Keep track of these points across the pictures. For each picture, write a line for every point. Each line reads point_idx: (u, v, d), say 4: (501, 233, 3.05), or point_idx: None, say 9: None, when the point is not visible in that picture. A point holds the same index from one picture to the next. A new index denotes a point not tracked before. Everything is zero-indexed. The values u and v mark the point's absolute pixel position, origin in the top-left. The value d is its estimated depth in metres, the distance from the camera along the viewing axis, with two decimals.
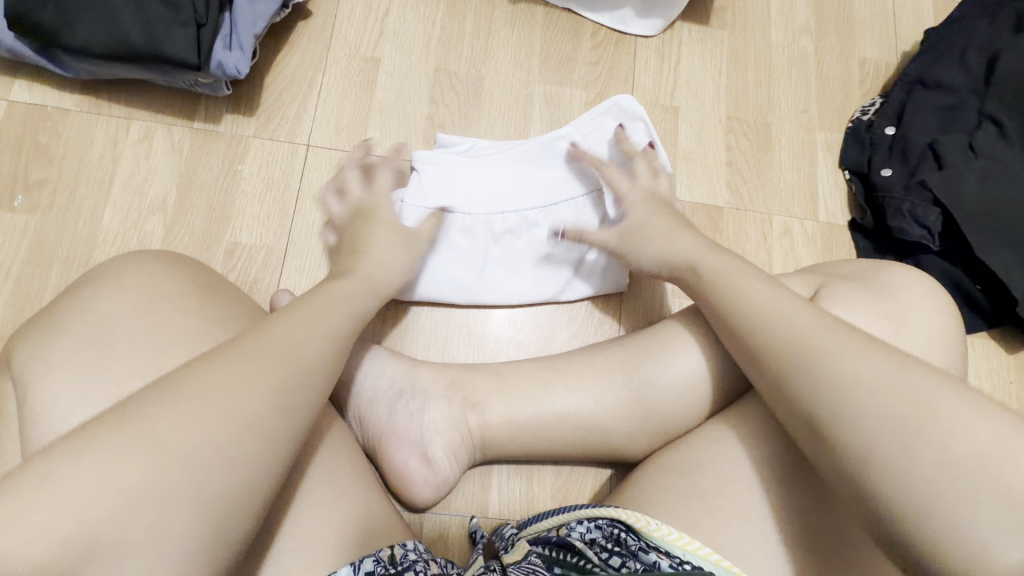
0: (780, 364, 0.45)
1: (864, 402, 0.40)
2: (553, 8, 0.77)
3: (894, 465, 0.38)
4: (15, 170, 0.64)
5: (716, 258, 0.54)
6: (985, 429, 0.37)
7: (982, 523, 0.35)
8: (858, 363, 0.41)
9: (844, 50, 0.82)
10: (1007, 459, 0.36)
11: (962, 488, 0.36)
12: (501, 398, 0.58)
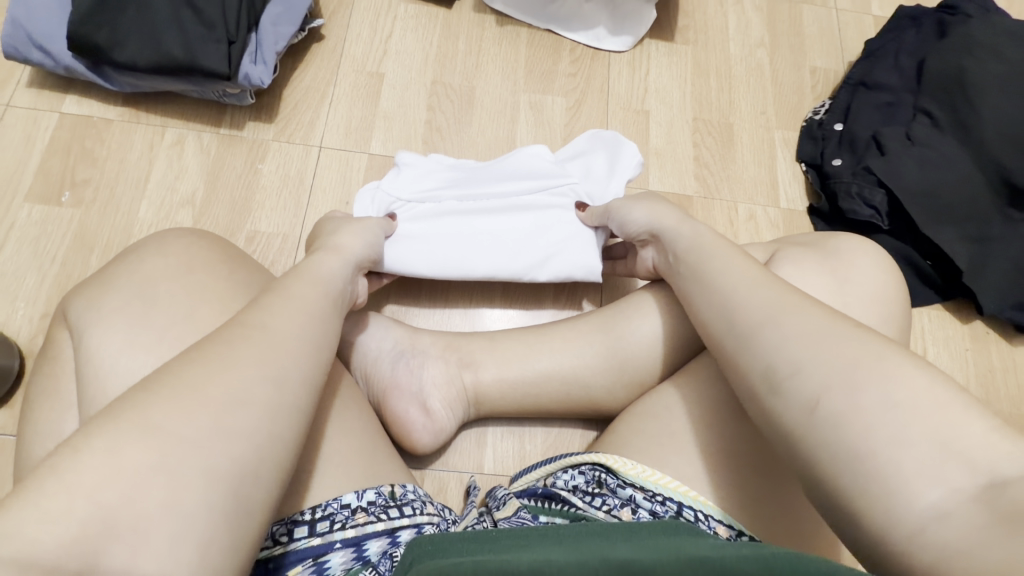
0: (742, 320, 0.45)
1: (808, 347, 0.40)
2: (536, 29, 0.88)
3: (832, 408, 0.37)
4: (63, 170, 0.72)
5: (687, 233, 0.56)
6: (919, 378, 0.37)
7: (907, 462, 0.34)
8: (806, 314, 0.42)
9: (796, 61, 0.93)
10: (935, 404, 0.35)
11: (887, 429, 0.35)
12: (493, 357, 0.64)
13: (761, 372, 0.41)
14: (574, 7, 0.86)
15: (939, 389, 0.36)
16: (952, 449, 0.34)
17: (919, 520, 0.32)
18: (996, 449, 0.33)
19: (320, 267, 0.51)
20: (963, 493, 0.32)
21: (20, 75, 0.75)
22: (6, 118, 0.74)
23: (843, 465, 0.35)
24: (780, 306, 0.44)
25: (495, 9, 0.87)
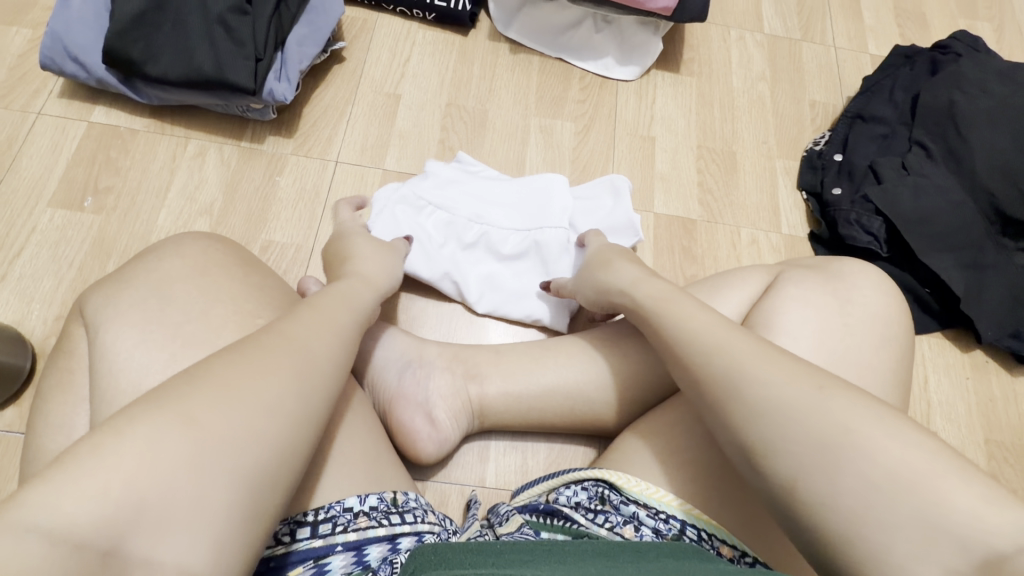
0: (711, 392, 0.44)
1: (781, 423, 0.40)
2: (547, 57, 0.92)
3: (822, 494, 0.38)
4: (87, 177, 0.74)
5: (630, 300, 0.57)
6: (893, 446, 0.37)
7: (900, 548, 0.35)
8: (770, 381, 0.42)
9: (796, 95, 0.96)
10: (914, 475, 0.36)
11: (878, 515, 0.36)
12: (498, 371, 0.65)
13: (741, 448, 0.42)
14: (585, 38, 0.90)
15: (916, 455, 0.37)
16: (938, 523, 0.34)
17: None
18: (984, 519, 0.34)
19: (349, 295, 0.52)
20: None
21: (53, 86, 0.78)
22: (36, 125, 0.76)
23: (837, 550, 0.36)
24: (735, 373, 0.43)
25: (508, 38, 0.91)
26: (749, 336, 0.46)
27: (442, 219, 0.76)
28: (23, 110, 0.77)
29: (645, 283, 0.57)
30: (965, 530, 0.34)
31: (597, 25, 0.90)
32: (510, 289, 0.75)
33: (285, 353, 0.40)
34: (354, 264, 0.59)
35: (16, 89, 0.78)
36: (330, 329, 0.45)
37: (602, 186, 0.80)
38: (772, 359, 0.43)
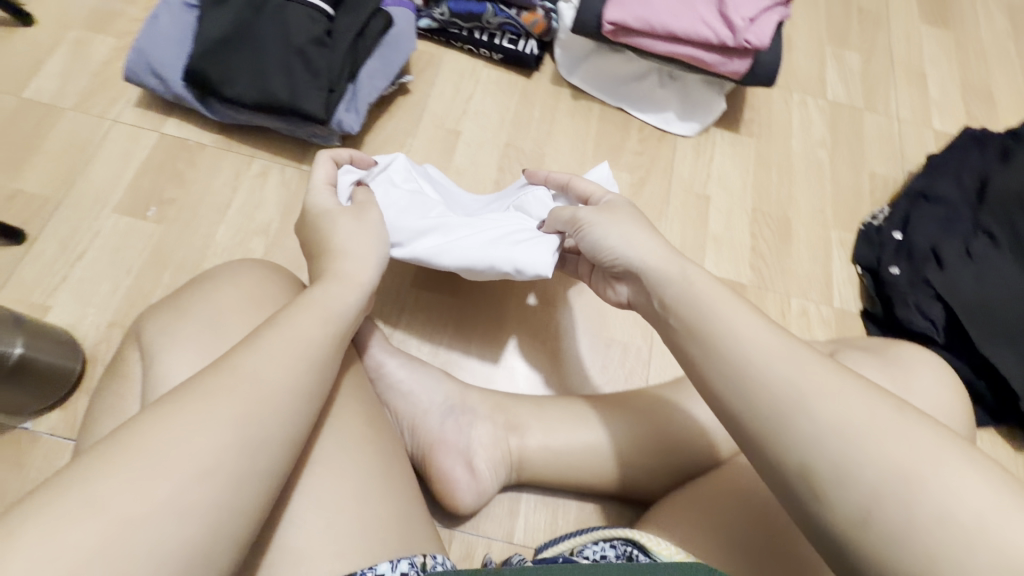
0: (766, 411, 0.39)
1: (849, 445, 0.36)
2: (608, 105, 0.92)
3: (891, 519, 0.34)
4: (153, 187, 0.76)
5: (669, 273, 0.48)
6: (973, 479, 0.34)
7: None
8: (839, 402, 0.37)
9: (855, 164, 0.95)
10: (994, 510, 0.33)
11: (951, 548, 0.32)
12: (540, 424, 0.64)
13: (796, 471, 0.37)
14: (648, 91, 0.91)
15: (996, 492, 0.33)
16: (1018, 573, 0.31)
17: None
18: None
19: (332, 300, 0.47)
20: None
21: (131, 95, 0.81)
22: (110, 132, 0.79)
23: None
24: (801, 392, 0.38)
25: (571, 83, 0.92)
26: (808, 349, 0.41)
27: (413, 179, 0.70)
28: (100, 116, 0.79)
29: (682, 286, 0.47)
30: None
31: (662, 80, 0.90)
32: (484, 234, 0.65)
33: (231, 389, 0.37)
34: (344, 259, 0.52)
35: (96, 95, 0.81)
36: (296, 354, 0.41)
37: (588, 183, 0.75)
38: (838, 375, 0.39)
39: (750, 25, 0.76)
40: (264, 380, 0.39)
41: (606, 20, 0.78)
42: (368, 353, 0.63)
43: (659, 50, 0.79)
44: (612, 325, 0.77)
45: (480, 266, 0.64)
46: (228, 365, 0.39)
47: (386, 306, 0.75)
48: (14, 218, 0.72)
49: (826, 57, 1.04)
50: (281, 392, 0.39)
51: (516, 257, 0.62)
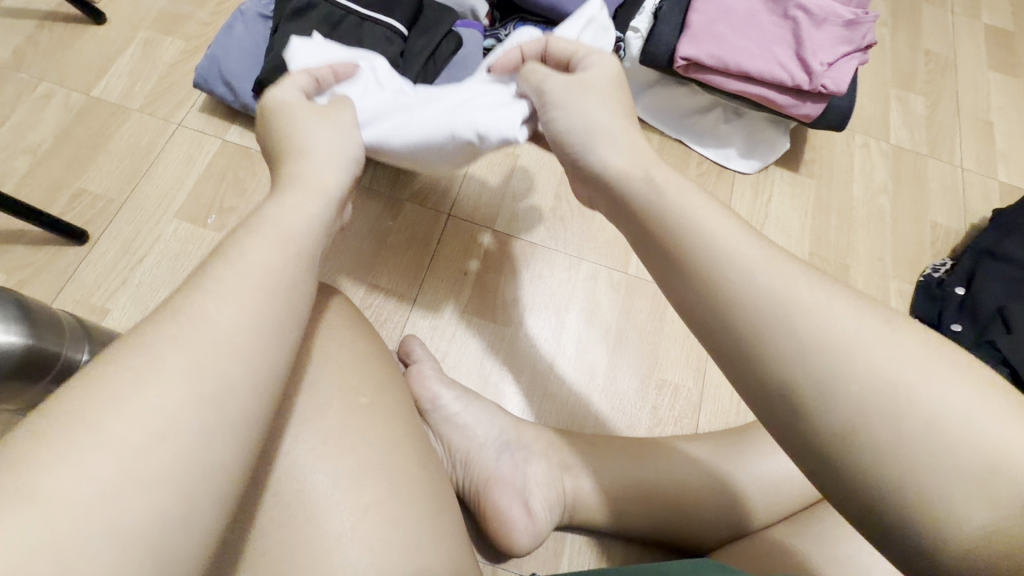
0: (733, 320, 0.35)
1: (824, 353, 0.32)
2: (668, 136, 0.91)
3: (869, 426, 0.30)
4: (214, 195, 0.76)
5: (641, 177, 0.43)
6: (951, 377, 0.30)
7: (948, 486, 0.29)
8: (810, 304, 0.33)
9: (916, 214, 0.93)
10: (973, 404, 0.30)
11: (931, 451, 0.29)
12: (595, 465, 0.63)
13: (766, 383, 0.33)
14: (710, 125, 0.89)
15: (974, 384, 0.30)
16: (997, 467, 0.28)
17: (960, 546, 0.28)
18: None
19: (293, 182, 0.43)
20: (1007, 517, 0.28)
21: (197, 100, 0.81)
22: (175, 136, 0.79)
23: (877, 490, 0.30)
24: (768, 298, 0.34)
25: None
26: (775, 248, 0.37)
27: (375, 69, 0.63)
28: (165, 119, 0.79)
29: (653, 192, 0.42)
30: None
31: (726, 116, 0.89)
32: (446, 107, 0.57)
33: (175, 337, 0.30)
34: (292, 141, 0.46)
35: (162, 97, 0.81)
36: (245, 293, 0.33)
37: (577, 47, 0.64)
38: (804, 275, 0.35)
39: (827, 69, 0.75)
40: (212, 327, 0.31)
41: (679, 56, 0.77)
42: (425, 384, 0.63)
43: (731, 88, 0.77)
44: (665, 364, 0.76)
45: (440, 137, 0.56)
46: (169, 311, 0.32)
47: (438, 329, 0.74)
48: (76, 218, 0.72)
49: (890, 100, 1.02)
50: (231, 333, 0.31)
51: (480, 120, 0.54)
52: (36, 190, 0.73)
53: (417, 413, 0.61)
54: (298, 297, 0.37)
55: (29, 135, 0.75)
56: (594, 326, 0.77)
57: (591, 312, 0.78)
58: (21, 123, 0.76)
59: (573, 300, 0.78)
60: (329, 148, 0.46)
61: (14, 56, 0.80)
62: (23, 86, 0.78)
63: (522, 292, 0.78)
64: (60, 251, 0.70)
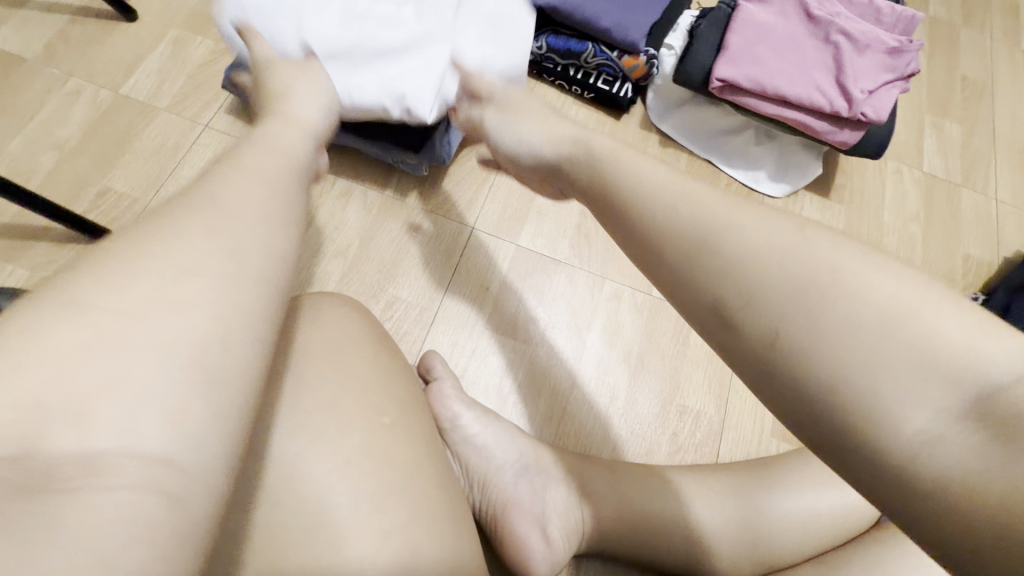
0: (678, 257, 0.38)
1: (756, 270, 0.34)
2: (696, 156, 0.89)
3: (799, 332, 0.32)
4: None
5: (610, 164, 0.46)
6: (884, 281, 0.32)
7: (884, 384, 0.29)
8: (748, 229, 0.36)
9: (948, 244, 0.90)
10: (907, 307, 0.31)
11: (863, 352, 0.30)
12: (614, 493, 0.61)
13: (708, 305, 0.36)
14: (740, 146, 0.88)
15: (910, 289, 0.32)
16: (931, 363, 0.29)
17: (906, 446, 0.28)
18: (976, 347, 0.29)
19: (278, 139, 0.47)
20: (948, 411, 0.28)
21: (224, 101, 0.81)
22: (201, 137, 0.78)
23: (836, 418, 0.30)
24: (743, 255, 0.35)
25: (660, 130, 0.90)
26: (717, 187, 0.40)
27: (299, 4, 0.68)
28: (192, 119, 0.79)
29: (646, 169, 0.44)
30: (954, 360, 0.29)
31: (758, 138, 0.87)
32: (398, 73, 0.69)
33: (151, 270, 0.30)
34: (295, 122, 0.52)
35: (190, 97, 0.80)
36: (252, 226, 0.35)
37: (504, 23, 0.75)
38: (741, 205, 0.38)
39: (868, 97, 0.73)
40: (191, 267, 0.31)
41: (716, 77, 0.75)
42: (445, 403, 0.62)
43: (767, 112, 0.76)
44: (686, 390, 0.75)
45: (380, 101, 0.69)
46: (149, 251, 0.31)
47: (457, 344, 0.73)
48: (100, 215, 0.72)
49: (924, 126, 1.00)
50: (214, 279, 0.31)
51: (424, 96, 0.68)
52: (61, 186, 0.72)
53: (436, 431, 0.60)
54: (290, 238, 0.38)
55: (57, 131, 0.75)
56: (614, 348, 0.76)
57: (612, 333, 0.77)
58: (49, 118, 0.76)
59: (594, 320, 0.77)
60: (319, 127, 0.54)
61: (45, 51, 0.80)
62: (53, 81, 0.78)
63: (543, 310, 0.77)
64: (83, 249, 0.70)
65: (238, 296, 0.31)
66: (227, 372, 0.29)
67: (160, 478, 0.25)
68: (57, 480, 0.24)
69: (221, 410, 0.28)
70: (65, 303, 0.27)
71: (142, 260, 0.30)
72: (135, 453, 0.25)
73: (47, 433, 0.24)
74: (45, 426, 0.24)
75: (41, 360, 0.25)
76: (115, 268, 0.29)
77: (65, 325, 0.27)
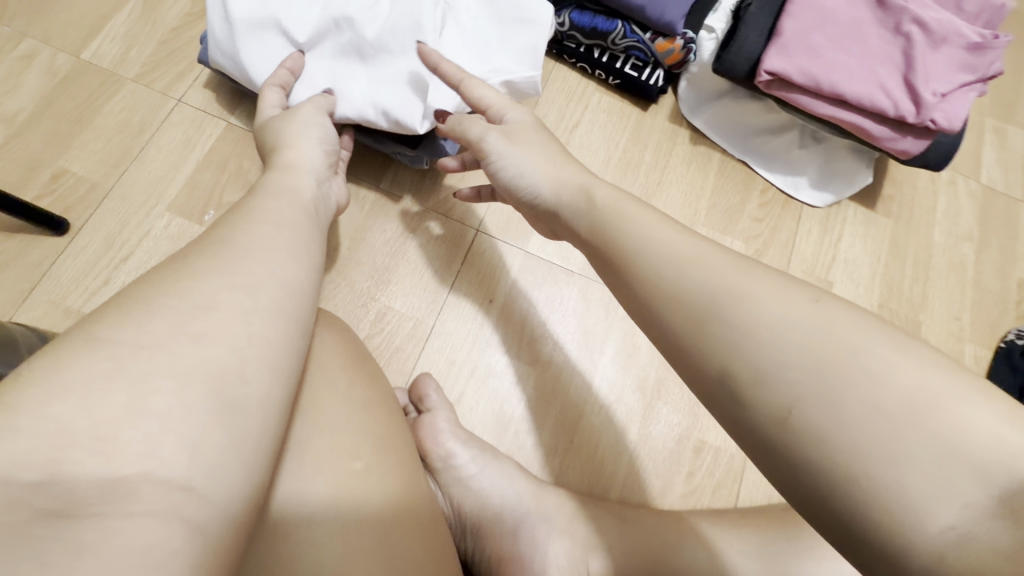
0: (692, 336, 0.37)
1: (770, 348, 0.34)
2: (731, 156, 0.79)
3: (819, 415, 0.31)
4: (213, 187, 0.67)
5: (634, 217, 0.46)
6: (908, 368, 0.31)
7: (909, 478, 0.28)
8: (764, 301, 0.36)
9: (1003, 267, 0.81)
10: (932, 396, 0.30)
11: (882, 439, 0.29)
12: (625, 550, 0.53)
13: (718, 378, 0.35)
14: (781, 149, 0.78)
15: (934, 377, 0.31)
16: (957, 458, 0.28)
17: (934, 546, 0.27)
18: (1006, 443, 0.28)
19: (281, 181, 0.48)
20: (976, 509, 0.27)
21: (200, 73, 0.71)
22: (173, 114, 0.69)
23: (850, 500, 0.29)
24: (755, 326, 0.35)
25: (692, 124, 0.80)
26: (734, 257, 0.40)
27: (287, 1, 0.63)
28: (163, 93, 0.69)
29: (647, 232, 0.44)
30: (985, 455, 0.28)
31: (802, 139, 0.78)
32: (389, 76, 0.62)
33: (165, 310, 0.32)
34: (281, 151, 0.52)
35: (161, 66, 0.70)
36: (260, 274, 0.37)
37: (516, 29, 0.67)
38: (753, 273, 0.38)
39: (940, 101, 0.63)
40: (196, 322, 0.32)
41: (763, 69, 0.65)
42: (438, 439, 0.55)
43: (819, 111, 0.66)
44: (706, 425, 0.67)
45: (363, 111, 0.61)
46: (158, 296, 0.33)
47: (454, 364, 0.66)
48: (54, 203, 0.63)
49: (984, 132, 0.90)
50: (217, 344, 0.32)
51: (411, 107, 0.60)
52: (10, 167, 0.63)
53: (422, 467, 0.54)
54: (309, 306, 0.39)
55: (7, 102, 0.66)
56: (628, 373, 0.68)
57: (626, 357, 0.69)
58: None
59: (608, 343, 0.69)
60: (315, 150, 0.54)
61: None
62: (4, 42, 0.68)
63: (552, 325, 0.69)
64: (34, 240, 0.62)
65: (248, 330, 0.33)
66: (238, 402, 0.31)
67: (174, 501, 0.27)
68: (80, 503, 0.25)
69: (235, 440, 0.30)
70: (90, 341, 0.30)
71: (160, 300, 0.32)
72: (154, 475, 0.27)
73: (74, 458, 0.26)
74: (71, 452, 0.26)
75: (68, 392, 0.27)
76: (137, 307, 0.32)
77: (88, 359, 0.29)
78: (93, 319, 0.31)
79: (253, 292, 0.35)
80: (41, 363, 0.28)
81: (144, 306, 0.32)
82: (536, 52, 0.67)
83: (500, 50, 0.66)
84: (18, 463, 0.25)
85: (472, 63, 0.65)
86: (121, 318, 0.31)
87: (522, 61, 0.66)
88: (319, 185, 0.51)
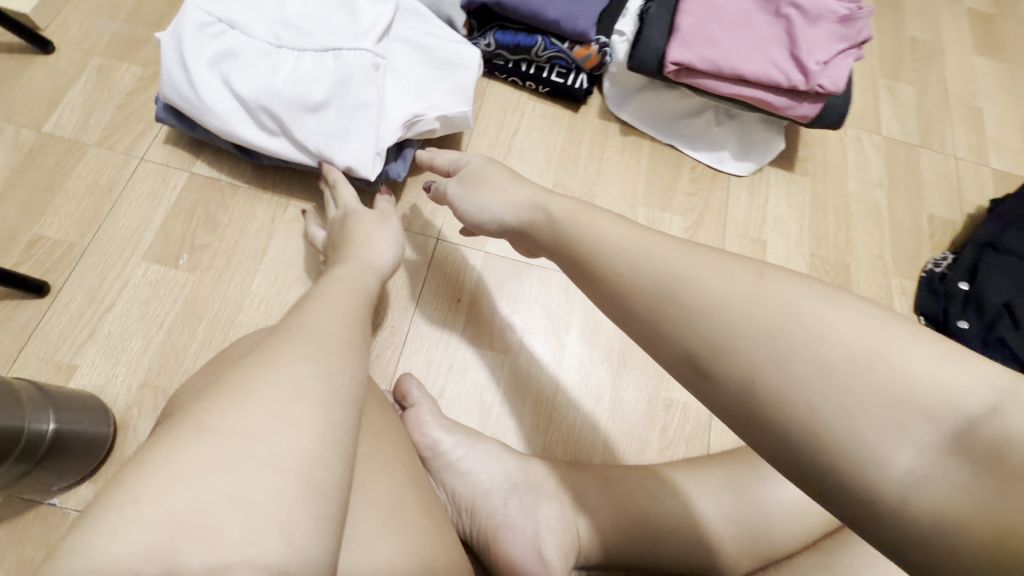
0: None
1: (722, 322, 0.36)
2: (658, 141, 0.88)
3: (805, 395, 0.32)
4: (185, 233, 0.71)
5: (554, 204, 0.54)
6: (845, 322, 0.34)
7: (865, 426, 0.31)
8: (706, 278, 0.39)
9: (913, 206, 0.91)
10: (874, 345, 0.32)
11: (839, 398, 0.31)
12: (608, 497, 0.60)
13: (682, 356, 0.38)
14: (701, 128, 0.87)
15: (869, 327, 0.33)
16: (904, 402, 0.30)
17: (898, 491, 0.29)
18: (945, 381, 0.31)
19: (353, 278, 0.51)
20: (932, 449, 0.29)
21: (159, 130, 0.76)
22: (138, 171, 0.73)
23: (819, 460, 0.31)
24: (719, 304, 0.37)
25: (620, 118, 0.88)
26: (676, 239, 0.44)
27: (237, 51, 0.68)
28: (126, 152, 0.74)
29: (572, 217, 0.51)
30: (927, 397, 0.30)
31: (718, 118, 0.86)
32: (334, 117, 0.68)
33: (254, 394, 0.32)
34: (366, 249, 0.58)
35: (121, 129, 0.75)
36: None
37: (448, 71, 0.74)
38: (708, 255, 0.41)
39: (824, 68, 0.72)
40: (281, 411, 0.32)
41: (670, 61, 0.73)
42: (424, 430, 0.60)
43: (725, 92, 0.75)
44: (671, 383, 0.73)
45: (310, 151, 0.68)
46: (242, 384, 0.33)
47: (433, 362, 0.70)
48: (34, 267, 0.67)
49: (879, 91, 1.00)
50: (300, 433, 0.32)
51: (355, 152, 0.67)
52: None
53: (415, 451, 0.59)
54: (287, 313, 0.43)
55: None
56: (594, 348, 0.74)
57: (591, 333, 0.75)
58: None
59: (572, 321, 0.75)
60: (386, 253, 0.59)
61: None
62: None
63: (518, 316, 0.74)
64: (18, 305, 0.65)
65: (315, 396, 0.34)
66: (320, 485, 0.31)
67: None
68: None
69: (314, 521, 0.30)
70: (198, 430, 0.30)
71: (257, 386, 0.33)
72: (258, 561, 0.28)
73: (190, 549, 0.27)
74: (186, 543, 0.27)
75: (181, 482, 0.28)
76: (230, 397, 0.32)
77: (195, 449, 0.29)
78: (193, 408, 0.32)
79: (318, 357, 0.36)
80: (155, 453, 0.29)
81: (237, 396, 0.32)
82: (467, 90, 0.74)
83: (436, 88, 0.74)
84: (143, 555, 0.26)
85: (410, 103, 0.72)
86: (219, 404, 0.32)
87: (453, 97, 0.74)
88: (373, 278, 0.54)
